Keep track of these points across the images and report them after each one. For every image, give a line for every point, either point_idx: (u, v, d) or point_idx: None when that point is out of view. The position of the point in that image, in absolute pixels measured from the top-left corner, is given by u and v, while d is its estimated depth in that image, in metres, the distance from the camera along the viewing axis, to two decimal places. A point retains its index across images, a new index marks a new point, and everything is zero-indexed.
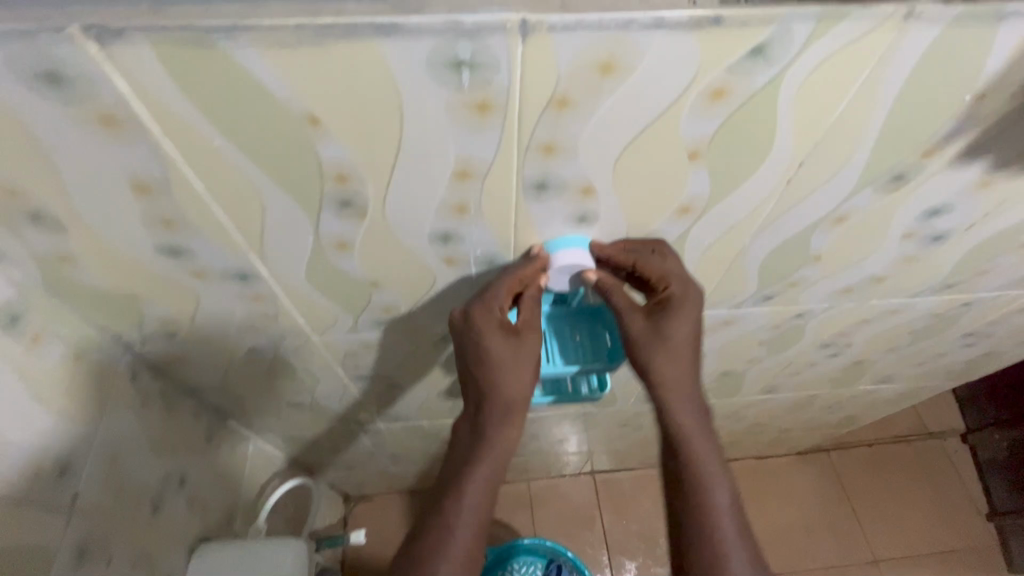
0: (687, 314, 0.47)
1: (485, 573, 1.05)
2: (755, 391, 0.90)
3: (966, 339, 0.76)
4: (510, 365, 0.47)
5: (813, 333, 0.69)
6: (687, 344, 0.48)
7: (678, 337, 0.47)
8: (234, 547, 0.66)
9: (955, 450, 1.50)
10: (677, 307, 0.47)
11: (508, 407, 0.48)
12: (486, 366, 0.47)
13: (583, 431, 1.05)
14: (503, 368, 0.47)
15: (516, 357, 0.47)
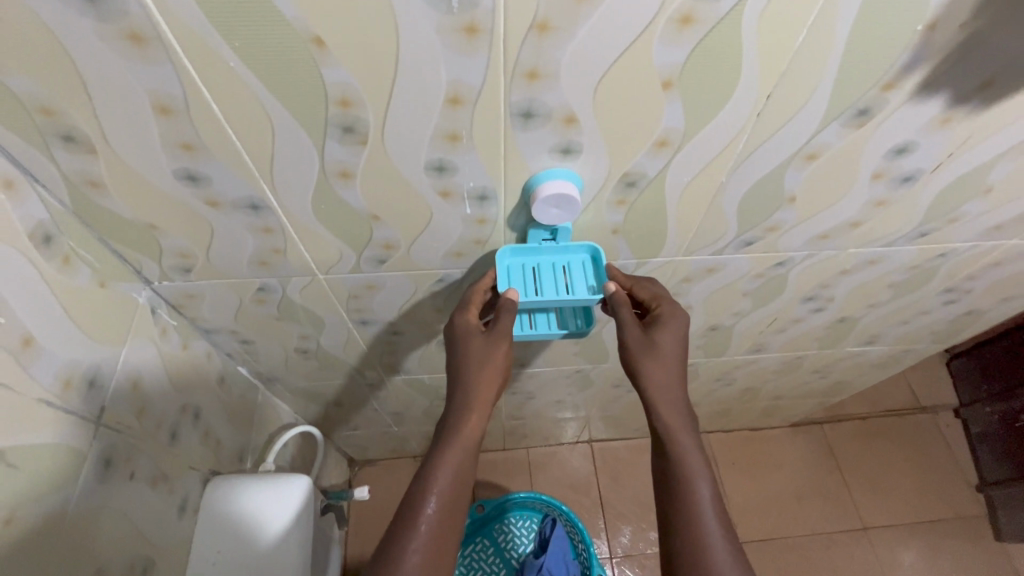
0: (675, 329, 0.55)
1: (483, 526, 1.09)
2: (744, 350, 0.93)
3: (945, 295, 0.79)
4: (477, 357, 0.53)
5: (796, 285, 0.72)
6: (676, 354, 0.55)
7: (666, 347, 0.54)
8: (245, 478, 0.71)
9: (947, 424, 1.53)
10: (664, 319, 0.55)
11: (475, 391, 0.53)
12: (458, 359, 0.54)
13: (578, 392, 1.08)
14: (472, 358, 0.53)
15: (485, 352, 0.53)
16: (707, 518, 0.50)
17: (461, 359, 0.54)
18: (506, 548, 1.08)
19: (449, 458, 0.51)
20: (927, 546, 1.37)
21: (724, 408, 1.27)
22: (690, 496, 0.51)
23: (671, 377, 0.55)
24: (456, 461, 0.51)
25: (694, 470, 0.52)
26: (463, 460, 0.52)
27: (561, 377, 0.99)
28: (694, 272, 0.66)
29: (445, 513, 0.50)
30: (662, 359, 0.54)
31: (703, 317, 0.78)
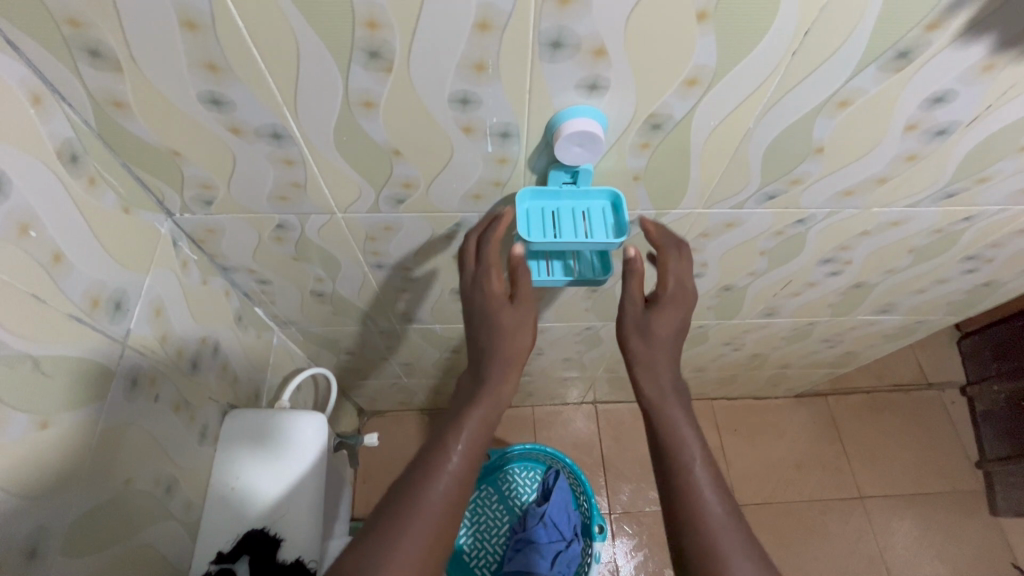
0: (676, 309, 0.58)
1: (487, 473, 1.12)
2: (756, 313, 0.93)
3: (967, 263, 0.78)
4: (512, 327, 0.56)
5: (814, 245, 0.71)
6: (673, 337, 0.58)
7: (663, 325, 0.57)
8: (248, 440, 0.70)
9: (952, 401, 1.53)
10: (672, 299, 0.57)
11: (506, 360, 0.56)
12: (490, 326, 0.57)
13: (587, 350, 1.10)
14: (505, 332, 0.56)
15: (516, 319, 0.56)
16: (709, 492, 0.51)
17: (495, 326, 0.56)
18: (508, 497, 1.11)
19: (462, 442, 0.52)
20: (920, 516, 1.40)
21: (730, 374, 1.28)
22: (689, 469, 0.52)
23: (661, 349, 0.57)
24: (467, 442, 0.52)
25: (686, 440, 0.54)
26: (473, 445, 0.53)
27: (570, 335, 1.00)
28: (711, 227, 0.66)
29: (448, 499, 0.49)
30: (660, 335, 0.57)
31: (716, 274, 0.78)
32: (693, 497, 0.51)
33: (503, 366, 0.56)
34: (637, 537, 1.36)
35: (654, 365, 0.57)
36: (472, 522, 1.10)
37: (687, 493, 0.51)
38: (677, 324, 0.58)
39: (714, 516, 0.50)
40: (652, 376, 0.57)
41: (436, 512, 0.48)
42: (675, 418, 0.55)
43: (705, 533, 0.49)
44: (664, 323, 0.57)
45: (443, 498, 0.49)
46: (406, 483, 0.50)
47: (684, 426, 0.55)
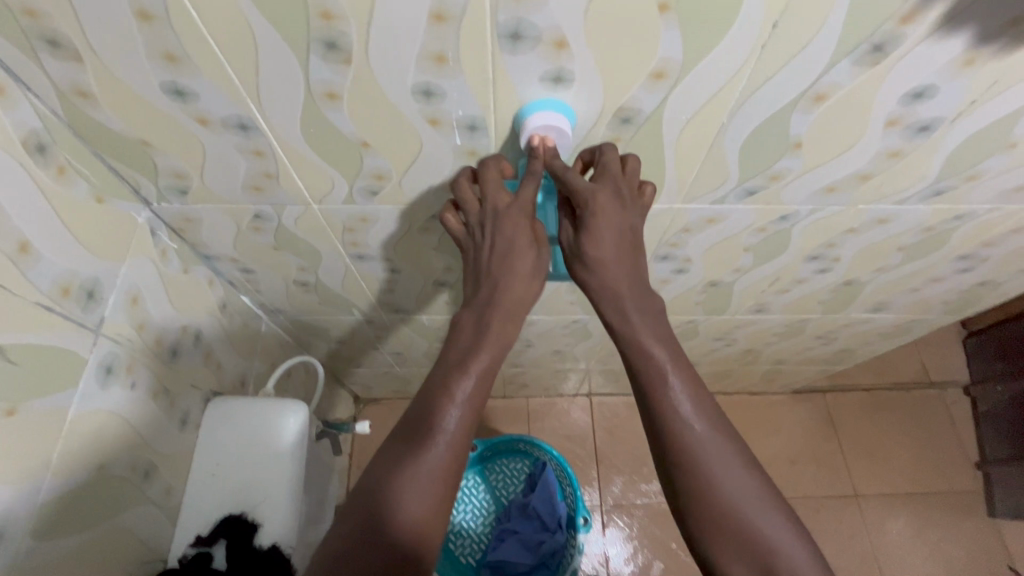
0: (608, 213, 0.49)
1: (477, 462, 1.13)
2: (745, 310, 0.91)
3: (960, 262, 0.76)
4: (525, 274, 0.51)
5: (799, 241, 0.70)
6: (623, 245, 0.50)
7: (607, 235, 0.50)
8: (234, 421, 0.71)
9: (954, 401, 1.51)
10: (604, 206, 0.48)
11: (510, 313, 0.51)
12: (505, 270, 0.51)
13: (576, 344, 1.09)
14: (518, 275, 0.51)
15: (536, 265, 0.52)
16: (689, 409, 0.49)
17: (507, 270, 0.51)
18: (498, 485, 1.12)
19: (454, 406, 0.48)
20: (916, 516, 1.38)
21: (723, 370, 1.27)
22: (668, 393, 0.49)
23: (622, 266, 0.51)
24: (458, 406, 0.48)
25: (662, 365, 0.49)
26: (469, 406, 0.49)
27: (558, 328, 1.00)
28: (692, 222, 0.65)
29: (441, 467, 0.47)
30: (609, 258, 0.50)
31: (701, 269, 0.77)
32: (676, 420, 0.48)
33: (510, 311, 0.51)
34: (628, 529, 1.36)
35: (610, 284, 0.51)
36: (461, 511, 1.11)
37: (666, 419, 0.49)
38: (620, 230, 0.50)
39: (702, 438, 0.48)
40: (613, 296, 0.51)
41: (431, 486, 0.47)
42: (645, 337, 0.50)
43: (689, 457, 0.47)
44: (605, 239, 0.50)
45: (435, 464, 0.47)
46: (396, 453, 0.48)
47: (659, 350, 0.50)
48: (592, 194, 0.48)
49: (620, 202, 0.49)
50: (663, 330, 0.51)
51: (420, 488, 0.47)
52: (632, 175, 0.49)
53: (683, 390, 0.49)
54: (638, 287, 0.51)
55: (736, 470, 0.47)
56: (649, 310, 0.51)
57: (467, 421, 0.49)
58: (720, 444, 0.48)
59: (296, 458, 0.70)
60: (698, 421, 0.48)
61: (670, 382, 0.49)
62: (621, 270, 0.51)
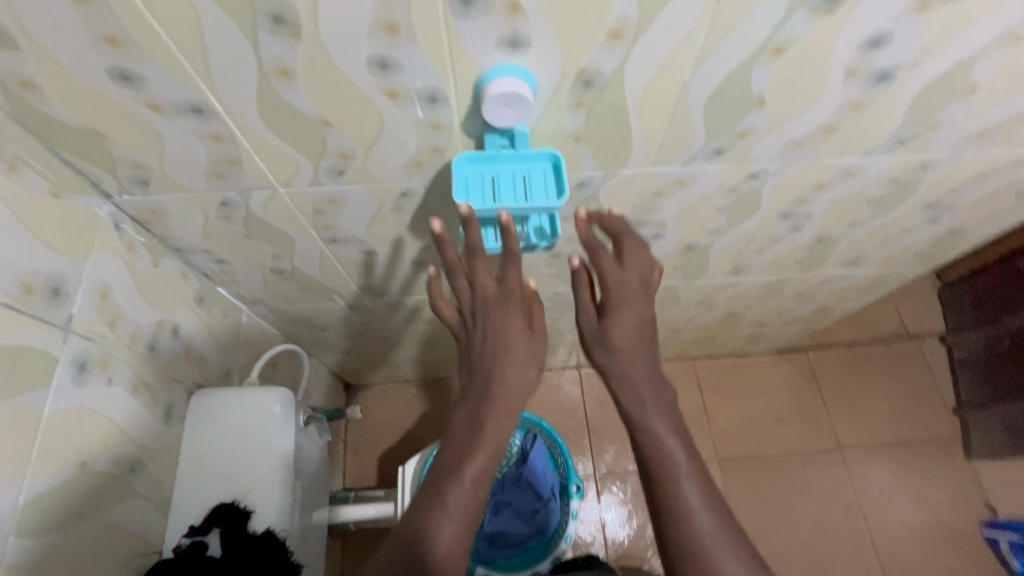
0: (632, 302, 0.57)
1: None
2: (723, 272, 0.93)
3: (929, 212, 0.77)
4: (518, 360, 0.56)
5: (772, 201, 0.70)
6: (636, 337, 0.57)
7: (626, 324, 0.56)
8: (215, 415, 0.71)
9: (931, 350, 1.55)
10: (629, 297, 0.57)
11: (506, 400, 0.55)
12: (497, 355, 0.56)
13: (560, 317, 1.10)
14: (511, 358, 0.55)
15: (531, 347, 0.56)
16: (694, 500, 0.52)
17: (502, 355, 0.56)
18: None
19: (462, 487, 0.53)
20: (897, 463, 1.43)
21: (707, 334, 1.29)
22: (673, 482, 0.52)
23: (636, 356, 0.56)
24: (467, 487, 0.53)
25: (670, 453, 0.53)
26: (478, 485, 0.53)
27: (540, 302, 1.01)
28: (663, 186, 0.65)
29: (456, 544, 0.51)
30: (624, 347, 0.56)
31: (676, 233, 0.77)
32: (680, 505, 0.52)
33: (507, 402, 0.55)
34: (623, 493, 1.40)
35: (627, 376, 0.56)
36: None
37: (670, 505, 0.52)
38: (637, 319, 0.57)
39: (709, 541, 0.51)
40: (631, 389, 0.56)
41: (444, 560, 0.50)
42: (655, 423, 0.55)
43: (691, 543, 0.50)
44: (624, 329, 0.56)
45: (448, 541, 0.51)
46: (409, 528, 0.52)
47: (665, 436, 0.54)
48: (620, 281, 0.57)
49: (641, 295, 0.57)
50: (672, 422, 0.55)
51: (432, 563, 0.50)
52: (649, 262, 0.58)
53: (687, 472, 0.53)
54: (649, 380, 0.56)
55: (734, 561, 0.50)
56: (660, 404, 0.55)
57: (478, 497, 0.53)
58: (721, 532, 0.51)
59: (286, 436, 0.72)
60: (707, 525, 0.51)
61: (681, 485, 0.52)
62: (635, 361, 0.56)
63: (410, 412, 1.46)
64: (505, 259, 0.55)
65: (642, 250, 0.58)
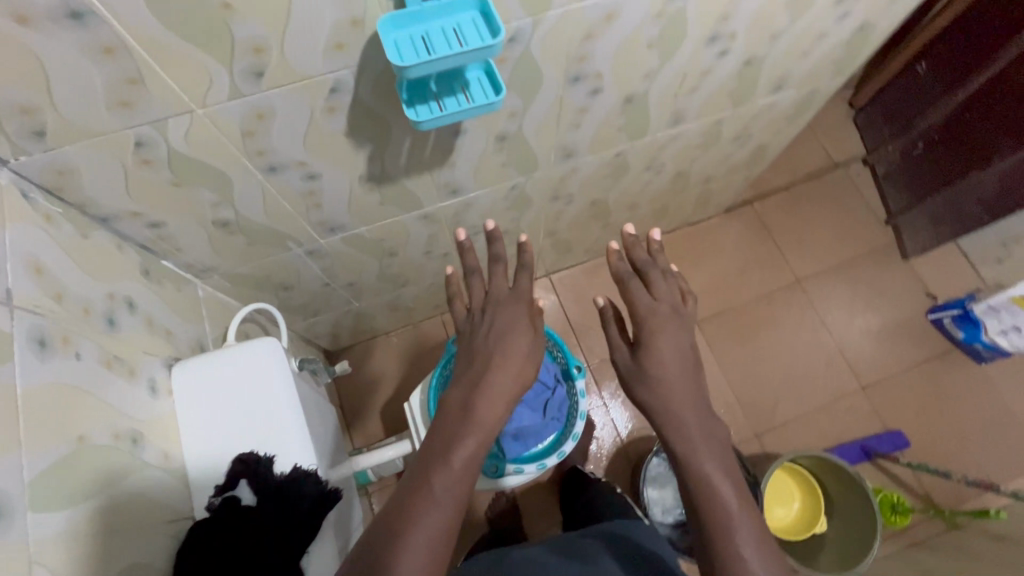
0: (665, 334, 0.80)
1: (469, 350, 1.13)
2: (664, 125, 0.94)
3: (839, 7, 0.80)
4: (516, 345, 0.75)
5: (696, 23, 0.71)
6: (670, 368, 0.77)
7: (664, 358, 0.78)
8: (203, 389, 0.68)
9: (858, 174, 1.67)
10: (663, 329, 0.80)
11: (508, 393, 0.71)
12: (502, 347, 0.75)
13: (520, 217, 1.10)
14: (507, 351, 0.74)
15: (529, 350, 0.75)
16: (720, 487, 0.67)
17: (508, 346, 0.75)
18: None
19: (445, 471, 0.62)
20: (848, 280, 1.57)
21: (660, 204, 1.34)
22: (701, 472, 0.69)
23: (676, 384, 0.76)
24: (449, 472, 0.62)
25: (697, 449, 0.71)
26: (458, 468, 0.62)
27: (498, 203, 1.00)
28: (591, 24, 0.64)
29: (440, 512, 0.58)
30: (660, 377, 0.77)
31: (615, 84, 0.77)
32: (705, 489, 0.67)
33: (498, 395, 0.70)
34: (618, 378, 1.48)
35: (665, 401, 0.75)
36: None
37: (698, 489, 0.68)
38: (670, 350, 0.79)
39: (726, 515, 0.65)
40: (669, 413, 0.75)
41: (432, 526, 0.57)
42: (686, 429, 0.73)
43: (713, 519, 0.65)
44: (661, 366, 0.78)
45: (435, 514, 0.58)
46: (401, 502, 0.59)
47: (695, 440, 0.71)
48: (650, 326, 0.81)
49: (671, 328, 0.81)
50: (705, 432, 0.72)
51: (422, 528, 0.57)
52: (675, 301, 0.84)
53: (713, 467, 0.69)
54: (688, 401, 0.75)
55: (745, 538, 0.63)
56: (698, 420, 0.73)
57: (462, 481, 0.62)
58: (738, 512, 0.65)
59: (292, 395, 0.71)
60: (730, 503, 0.66)
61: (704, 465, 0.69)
62: (673, 386, 0.76)
63: (399, 359, 1.49)
64: (521, 272, 0.81)
65: (667, 293, 0.85)
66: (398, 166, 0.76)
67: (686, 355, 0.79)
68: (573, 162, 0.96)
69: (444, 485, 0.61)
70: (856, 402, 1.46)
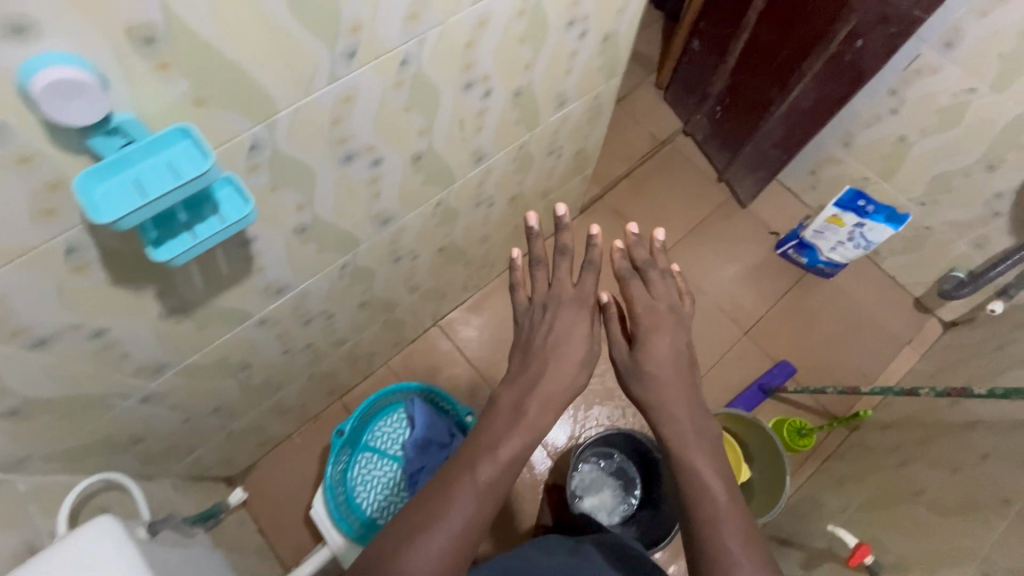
0: (666, 333, 0.86)
1: (353, 432, 1.09)
2: (467, 165, 0.98)
3: (574, 28, 0.87)
4: (576, 341, 0.82)
5: (441, 78, 0.75)
6: (668, 366, 0.83)
7: (663, 355, 0.84)
8: None
9: (682, 144, 1.83)
10: (665, 331, 0.86)
11: (544, 380, 0.78)
12: (558, 344, 0.82)
13: (370, 286, 1.10)
14: (562, 346, 0.82)
15: (588, 346, 0.83)
16: (714, 481, 0.71)
17: (567, 336, 0.83)
18: (374, 440, 1.13)
19: (488, 460, 0.67)
20: (704, 241, 1.70)
21: (510, 228, 1.38)
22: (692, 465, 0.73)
23: (670, 377, 0.82)
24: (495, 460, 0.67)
25: (687, 444, 0.75)
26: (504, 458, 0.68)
27: (335, 283, 0.99)
28: (332, 112, 0.65)
29: (478, 499, 0.64)
30: (657, 374, 0.82)
31: (392, 149, 0.79)
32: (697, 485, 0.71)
33: (546, 392, 0.76)
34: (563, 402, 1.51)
35: (659, 395, 0.80)
36: (370, 490, 1.09)
37: (693, 485, 0.71)
38: (670, 351, 0.84)
39: (720, 508, 0.68)
40: (661, 407, 0.79)
41: (466, 506, 0.63)
42: (679, 427, 0.77)
43: (706, 516, 0.68)
44: (658, 363, 0.83)
45: (474, 500, 0.64)
46: (444, 485, 0.65)
47: (687, 439, 0.75)
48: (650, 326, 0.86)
49: (675, 328, 0.87)
50: (696, 431, 0.77)
51: (459, 513, 0.63)
52: (676, 299, 0.91)
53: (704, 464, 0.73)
54: (683, 398, 0.80)
55: (734, 532, 0.66)
56: (693, 420, 0.78)
57: (502, 467, 0.67)
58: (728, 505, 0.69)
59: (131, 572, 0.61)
60: (721, 496, 0.70)
61: (694, 456, 0.74)
62: (667, 381, 0.81)
63: (310, 458, 1.42)
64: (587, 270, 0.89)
65: (667, 291, 0.92)
66: (197, 290, 0.73)
67: (685, 354, 0.85)
68: (394, 224, 0.98)
69: (491, 472, 0.66)
70: (744, 346, 1.57)
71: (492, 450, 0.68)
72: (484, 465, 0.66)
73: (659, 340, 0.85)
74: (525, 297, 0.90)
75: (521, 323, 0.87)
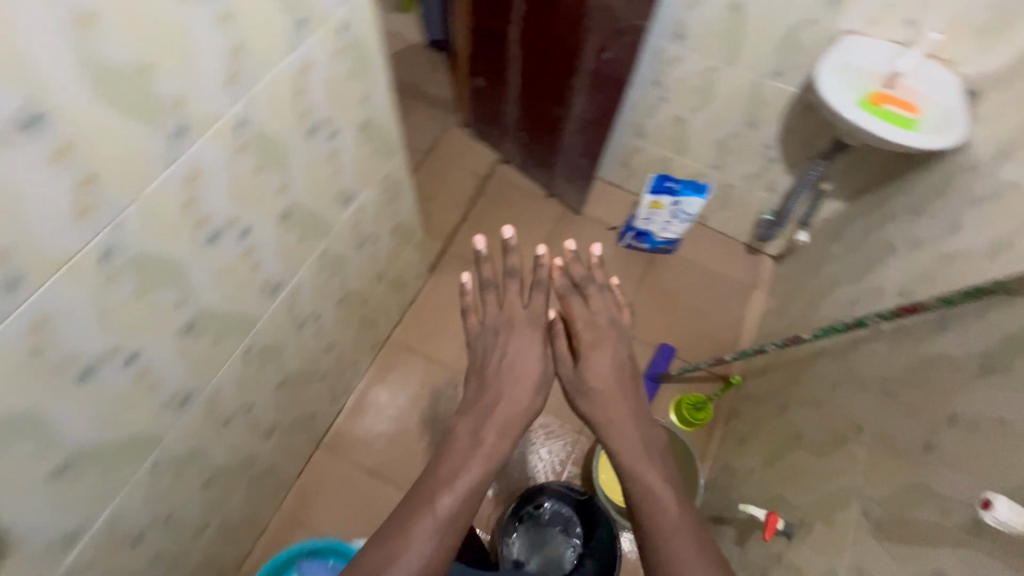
0: (609, 348, 0.90)
1: None
2: (265, 301, 0.88)
3: (318, 134, 0.81)
4: (529, 363, 0.87)
5: (172, 246, 0.65)
6: (611, 383, 0.87)
7: (606, 372, 0.87)
8: None
9: (504, 172, 1.85)
10: (607, 347, 0.90)
11: (496, 409, 0.81)
12: (513, 372, 0.85)
13: (207, 461, 0.95)
14: (515, 373, 0.85)
15: (539, 369, 0.87)
16: (664, 493, 0.73)
17: (520, 359, 0.87)
18: None
19: (445, 495, 0.70)
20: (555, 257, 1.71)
21: (354, 324, 1.29)
22: (641, 477, 0.75)
23: (612, 394, 0.86)
24: (460, 488, 0.71)
25: (633, 460, 0.77)
26: (465, 487, 0.71)
27: (156, 486, 0.84)
28: (29, 345, 0.54)
29: (439, 534, 0.67)
30: (602, 394, 0.86)
31: (149, 337, 0.68)
32: (645, 499, 0.72)
33: (496, 422, 0.80)
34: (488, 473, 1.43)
35: (603, 412, 0.84)
36: None
37: (644, 498, 0.73)
38: (612, 369, 0.88)
39: (668, 519, 0.70)
40: (608, 423, 0.83)
41: (426, 541, 0.66)
42: (624, 442, 0.80)
43: (656, 527, 0.69)
44: (603, 381, 0.87)
45: (432, 534, 0.67)
46: (404, 519, 0.68)
47: (634, 455, 0.78)
48: (594, 345, 0.90)
49: (618, 343, 0.92)
50: (642, 447, 0.79)
51: (421, 545, 0.66)
52: (618, 311, 0.95)
53: (654, 478, 0.75)
54: (627, 414, 0.83)
55: (682, 544, 0.67)
56: (639, 436, 0.80)
57: (461, 500, 0.70)
58: (680, 515, 0.70)
59: None
60: (671, 509, 0.71)
61: (643, 470, 0.76)
62: (610, 399, 0.85)
63: None
64: (535, 291, 0.92)
65: (607, 303, 0.95)
66: None
67: (628, 369, 0.89)
68: (203, 396, 0.85)
69: (455, 500, 0.70)
70: None
71: (450, 483, 0.71)
72: (445, 498, 0.69)
73: (602, 358, 0.89)
74: (477, 323, 0.93)
75: (474, 351, 0.90)
